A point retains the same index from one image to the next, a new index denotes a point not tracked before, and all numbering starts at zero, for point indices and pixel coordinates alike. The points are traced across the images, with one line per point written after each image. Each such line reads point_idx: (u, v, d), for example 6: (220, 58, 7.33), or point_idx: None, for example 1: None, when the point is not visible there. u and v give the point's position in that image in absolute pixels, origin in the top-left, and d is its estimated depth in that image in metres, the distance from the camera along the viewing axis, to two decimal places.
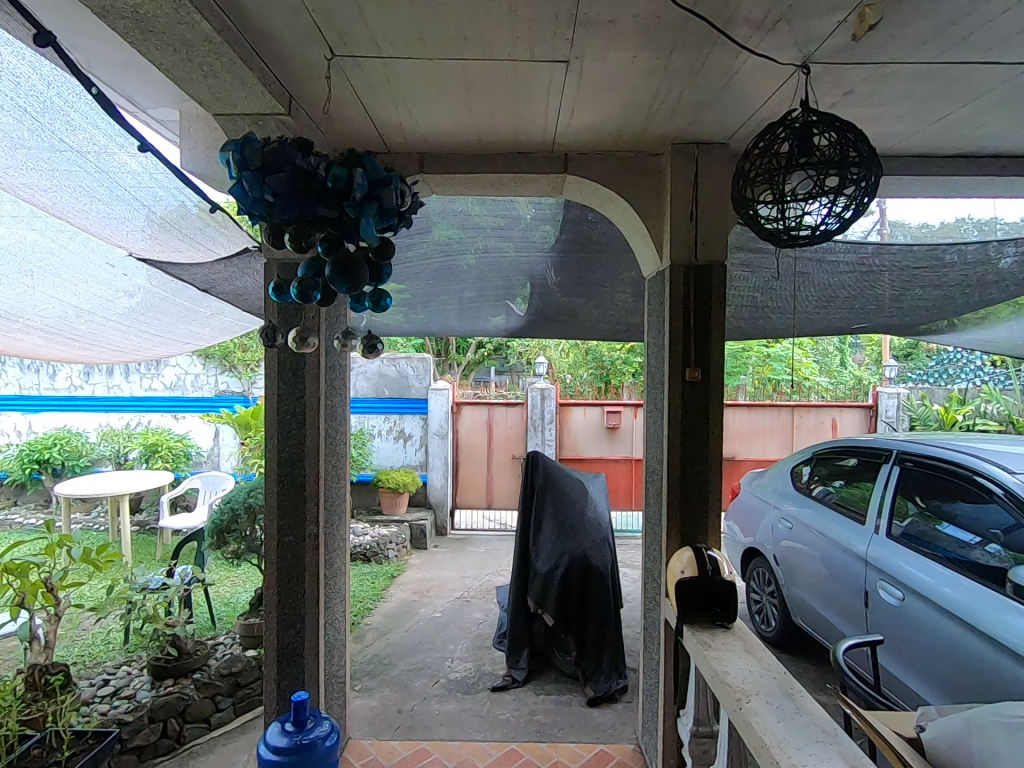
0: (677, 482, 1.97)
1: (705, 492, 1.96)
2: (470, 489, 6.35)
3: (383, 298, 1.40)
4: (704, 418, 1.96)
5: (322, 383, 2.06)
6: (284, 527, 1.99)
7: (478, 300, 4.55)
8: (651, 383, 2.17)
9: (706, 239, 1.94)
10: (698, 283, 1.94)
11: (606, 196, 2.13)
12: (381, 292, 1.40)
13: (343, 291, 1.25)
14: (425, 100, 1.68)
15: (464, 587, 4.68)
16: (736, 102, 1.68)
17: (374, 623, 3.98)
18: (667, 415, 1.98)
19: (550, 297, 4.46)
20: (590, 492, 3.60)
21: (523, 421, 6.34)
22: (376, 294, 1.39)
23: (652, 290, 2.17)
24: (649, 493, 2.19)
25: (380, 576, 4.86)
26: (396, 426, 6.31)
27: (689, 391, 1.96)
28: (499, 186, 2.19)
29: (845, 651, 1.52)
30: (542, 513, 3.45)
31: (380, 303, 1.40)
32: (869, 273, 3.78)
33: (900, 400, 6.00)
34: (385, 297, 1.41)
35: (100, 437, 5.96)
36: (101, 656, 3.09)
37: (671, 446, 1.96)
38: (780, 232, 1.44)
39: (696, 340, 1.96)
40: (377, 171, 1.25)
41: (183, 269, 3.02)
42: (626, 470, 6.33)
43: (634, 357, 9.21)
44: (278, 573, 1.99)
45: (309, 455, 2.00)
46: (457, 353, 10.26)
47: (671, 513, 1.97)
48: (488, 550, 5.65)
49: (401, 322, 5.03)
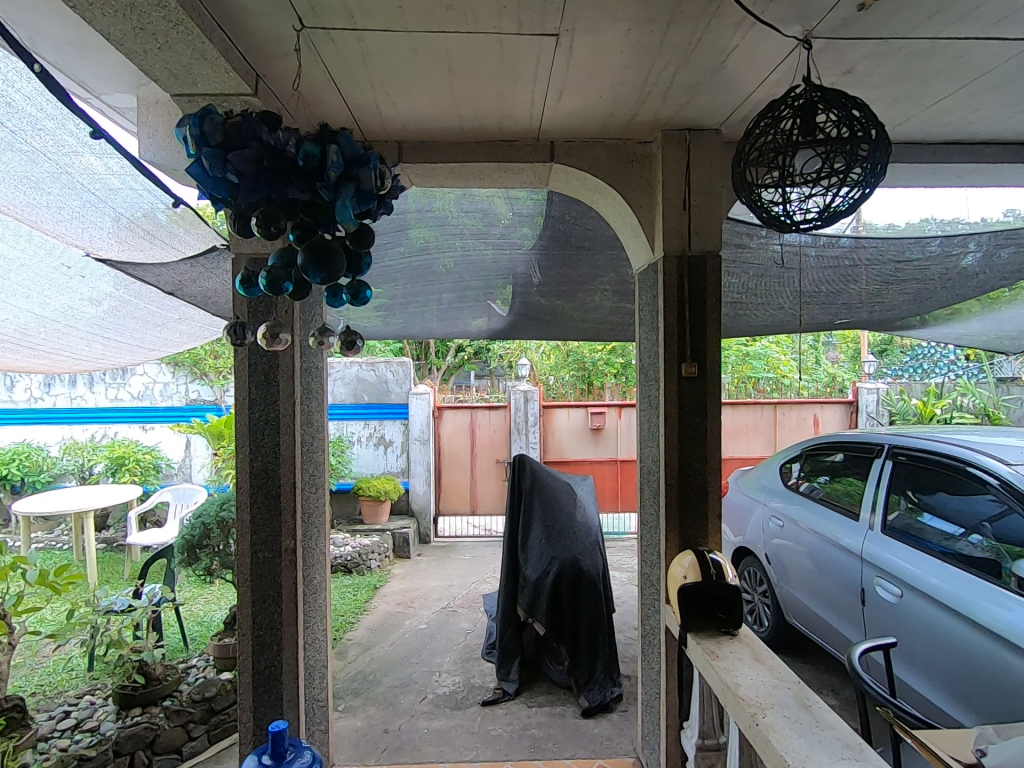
0: (675, 483, 1.88)
1: (704, 494, 1.88)
2: (454, 495, 6.21)
3: (364, 289, 1.30)
4: (702, 415, 1.88)
5: (297, 387, 1.92)
6: (258, 543, 1.85)
7: (457, 300, 4.42)
8: (645, 381, 2.09)
9: (699, 230, 1.86)
10: (692, 274, 1.87)
11: (595, 187, 2.04)
12: (361, 282, 1.30)
13: (316, 282, 1.13)
14: (404, 81, 1.57)
15: (449, 596, 4.54)
16: (731, 82, 1.60)
17: (357, 638, 3.81)
18: (662, 414, 1.90)
19: (533, 298, 4.37)
20: (579, 495, 3.52)
21: (506, 424, 6.23)
22: (355, 284, 1.29)
23: (643, 283, 2.09)
24: (643, 497, 2.10)
25: (362, 587, 4.69)
26: (376, 432, 6.12)
27: (685, 387, 1.88)
28: (482, 176, 2.09)
29: (861, 655, 1.45)
30: (530, 517, 3.35)
31: (361, 295, 1.30)
32: (853, 269, 3.77)
33: (879, 395, 6.05)
34: (367, 289, 1.31)
35: (62, 450, 5.67)
36: (62, 686, 2.88)
37: (668, 445, 1.87)
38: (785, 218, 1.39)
39: (692, 334, 1.87)
40: (353, 148, 1.13)
41: (147, 270, 2.85)
42: (612, 472, 6.28)
43: (615, 357, 9.20)
44: (253, 592, 1.85)
45: (285, 464, 1.86)
46: (437, 358, 10.17)
47: (669, 516, 1.88)
48: (473, 557, 5.52)
49: (380, 325, 4.89)
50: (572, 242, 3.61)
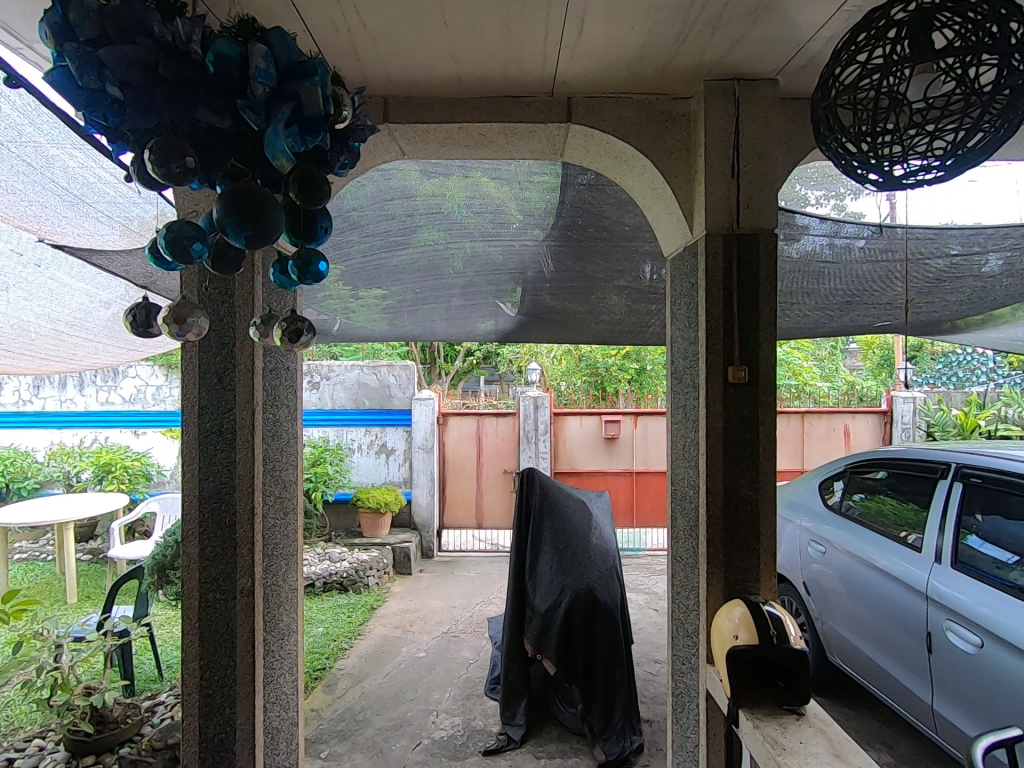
0: (718, 513, 1.53)
1: (755, 528, 1.53)
2: (459, 507, 5.87)
3: (316, 261, 0.97)
4: (754, 431, 1.53)
5: (258, 392, 1.58)
6: (207, 582, 1.52)
7: (461, 298, 4.08)
8: (678, 388, 1.74)
9: (750, 203, 1.52)
10: (742, 256, 1.52)
11: (620, 154, 1.70)
12: (312, 253, 0.97)
13: (242, 245, 0.82)
14: (382, 5, 1.24)
15: (452, 620, 4.19)
16: (800, 7, 1.26)
17: (348, 668, 3.47)
18: (702, 430, 1.55)
19: (544, 299, 4.03)
20: (593, 514, 3.17)
21: (515, 432, 5.89)
22: (303, 256, 0.96)
23: (677, 272, 1.75)
24: (676, 527, 1.75)
25: (358, 608, 4.35)
26: (377, 440, 5.80)
27: (732, 397, 1.52)
28: (486, 141, 1.76)
29: (984, 751, 1.09)
30: (539, 539, 3.00)
31: (312, 269, 0.97)
32: (902, 266, 3.38)
33: (916, 405, 5.64)
34: (321, 262, 0.98)
35: (49, 456, 5.42)
36: (12, 727, 2.57)
37: (710, 466, 1.52)
38: (895, 175, 1.08)
39: (742, 332, 1.52)
40: (291, 55, 0.81)
41: (112, 261, 2.55)
42: (626, 484, 5.92)
43: (629, 363, 8.85)
44: (201, 643, 1.51)
45: (241, 486, 1.53)
46: (445, 361, 10.06)
47: (711, 554, 1.52)
48: (479, 575, 5.17)
49: (381, 327, 4.58)
50: (588, 235, 3.26)
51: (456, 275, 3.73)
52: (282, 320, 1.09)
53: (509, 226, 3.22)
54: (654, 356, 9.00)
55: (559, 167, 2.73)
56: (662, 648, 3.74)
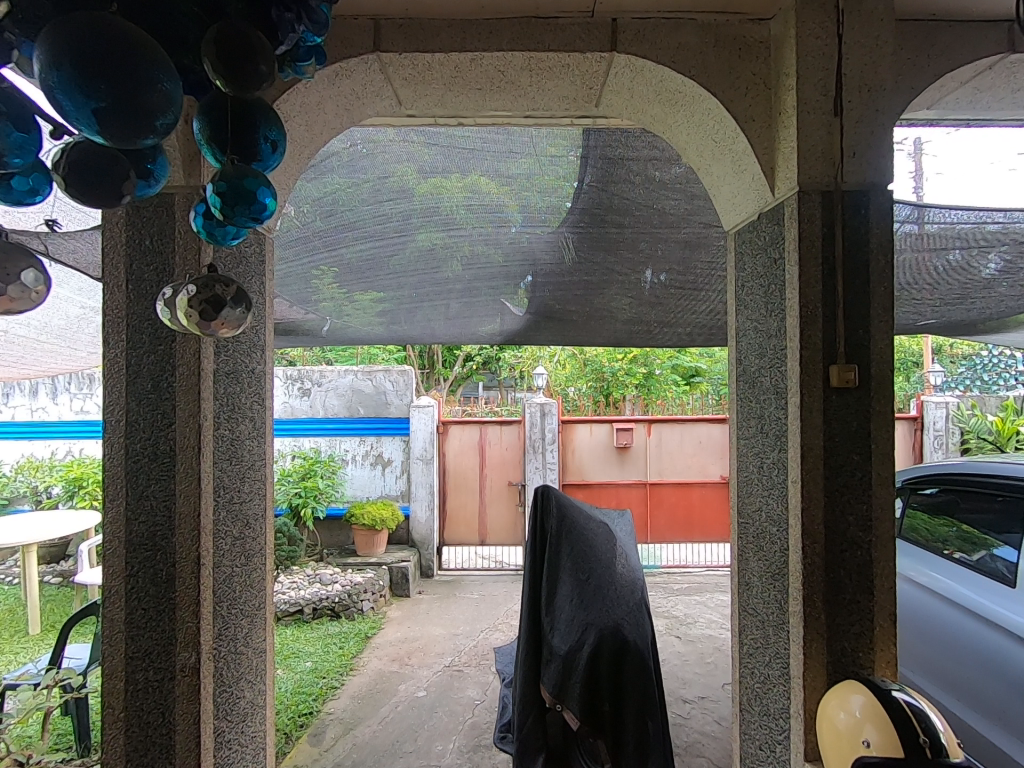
0: (821, 558, 1.15)
1: (868, 580, 1.15)
2: (460, 523, 5.48)
3: (253, 184, 0.59)
4: (864, 452, 1.15)
5: (213, 402, 1.20)
6: (135, 657, 1.14)
7: (463, 299, 3.73)
8: (749, 395, 1.37)
9: (856, 149, 1.15)
10: (847, 218, 1.15)
11: (677, 95, 1.33)
12: (243, 170, 0.59)
13: (98, 137, 0.45)
14: None
15: (455, 651, 3.79)
16: None
17: (338, 712, 3.07)
18: (793, 451, 1.17)
19: (556, 300, 3.67)
20: (617, 538, 2.79)
21: (520, 441, 5.51)
22: (229, 174, 0.58)
23: (746, 248, 1.38)
24: (749, 571, 1.37)
25: (351, 637, 3.95)
26: (373, 450, 5.40)
27: (837, 408, 1.15)
28: (503, 81, 1.39)
29: None
30: (557, 568, 2.63)
31: (249, 197, 0.59)
32: (959, 256, 3.01)
33: (949, 411, 5.28)
34: (262, 186, 0.60)
35: (16, 470, 5.03)
36: None
37: (808, 497, 1.15)
38: None
39: (847, 319, 1.15)
40: None
41: (57, 248, 2.17)
42: (639, 498, 5.53)
43: (636, 367, 8.49)
44: (130, 737, 1.13)
45: (183, 527, 1.14)
46: (444, 367, 9.82)
47: (809, 615, 1.14)
48: (483, 597, 4.77)
49: (376, 330, 4.21)
50: (603, 231, 2.91)
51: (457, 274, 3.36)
52: (196, 284, 0.83)
53: (518, 220, 2.88)
54: (662, 360, 8.67)
55: (573, 153, 2.39)
56: (691, 684, 3.35)
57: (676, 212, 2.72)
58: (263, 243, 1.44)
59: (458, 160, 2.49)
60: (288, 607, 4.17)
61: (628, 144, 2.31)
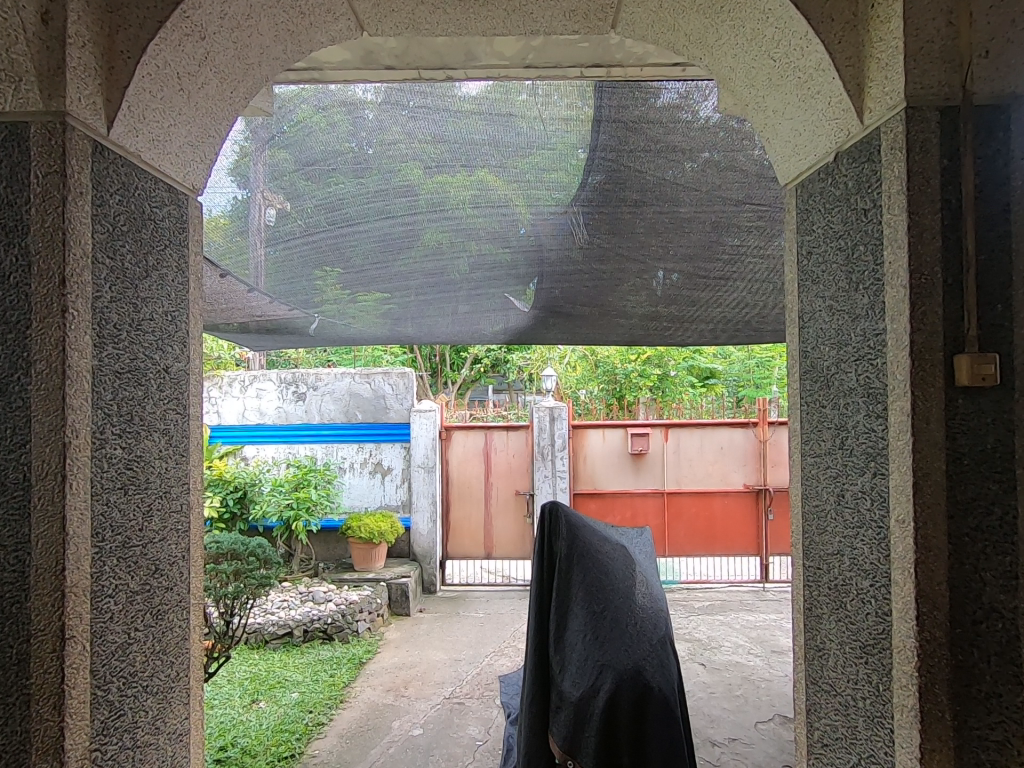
0: (946, 633, 0.80)
1: (1014, 664, 0.80)
2: (464, 535, 5.15)
3: None
4: (1006, 481, 0.80)
5: (96, 412, 0.88)
6: None
7: (464, 298, 3.42)
8: (822, 397, 1.03)
9: (988, 47, 0.82)
10: (978, 146, 0.81)
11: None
12: None
13: None
14: None
15: (455, 681, 3.46)
16: None
17: (324, 753, 2.75)
18: (900, 477, 0.83)
19: (565, 298, 3.35)
20: (636, 562, 2.43)
21: (528, 447, 5.18)
22: None
23: (815, 203, 1.04)
24: (824, 634, 1.03)
25: (342, 663, 3.63)
26: (372, 457, 5.10)
27: (965, 417, 0.81)
28: None
29: None
30: (567, 598, 2.27)
31: None
32: None
33: None
34: None
35: None
36: None
37: (926, 544, 0.80)
38: None
39: (979, 291, 0.81)
40: None
41: None
42: (656, 508, 5.16)
43: (650, 368, 8.13)
44: None
45: (36, 590, 0.81)
46: (452, 370, 9.57)
47: (929, 716, 0.79)
48: (488, 618, 4.43)
49: (369, 331, 3.89)
50: (617, 221, 2.60)
51: (455, 270, 3.05)
52: None
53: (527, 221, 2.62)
54: (677, 361, 8.31)
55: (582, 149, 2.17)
56: (719, 723, 2.99)
57: (701, 195, 2.39)
58: (185, 208, 1.13)
59: (463, 158, 2.24)
60: (275, 630, 3.84)
61: (647, 106, 1.98)
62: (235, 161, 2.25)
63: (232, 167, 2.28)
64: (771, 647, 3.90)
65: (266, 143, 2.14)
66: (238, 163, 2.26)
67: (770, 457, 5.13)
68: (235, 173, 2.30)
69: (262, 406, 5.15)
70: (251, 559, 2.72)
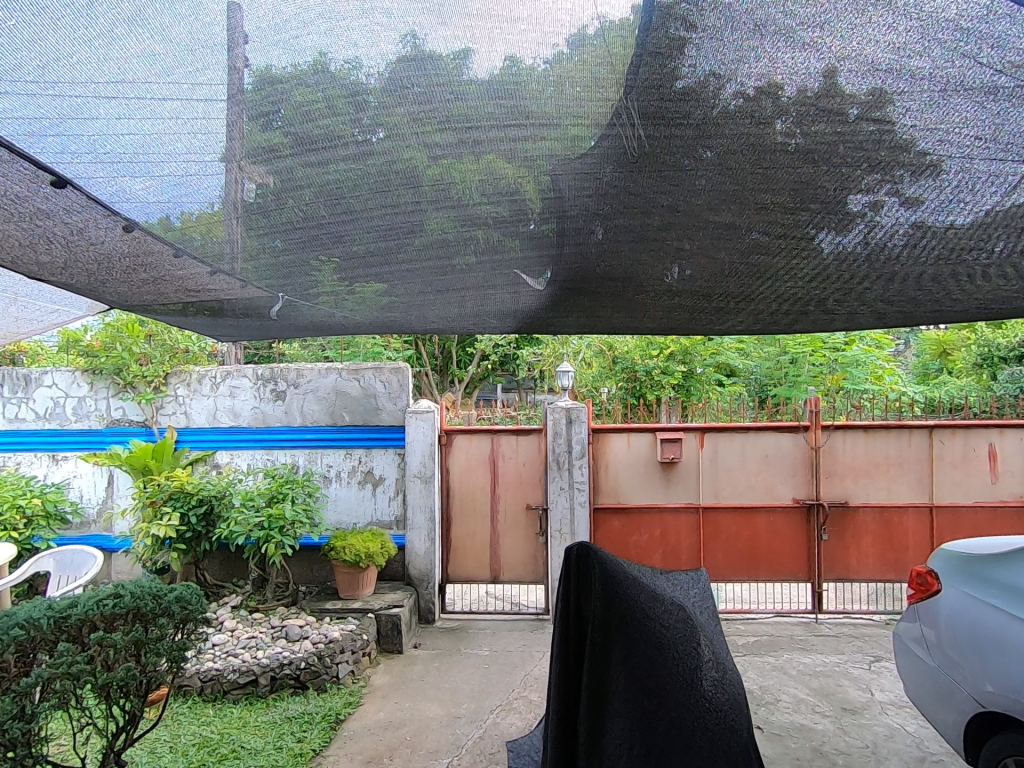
0: None
1: None
2: (467, 555, 4.49)
3: None
4: None
5: None
6: None
7: (465, 287, 2.74)
8: None
9: None
10: None
11: None
12: None
13: None
14: None
15: (452, 751, 2.78)
16: None
17: None
18: None
19: (590, 284, 2.68)
20: (696, 618, 1.72)
21: (541, 454, 4.49)
22: None
23: None
24: None
25: (315, 720, 2.98)
26: (361, 465, 4.45)
27: None
28: None
29: None
30: (605, 686, 1.59)
31: None
32: None
33: None
34: None
35: None
36: None
37: None
38: None
39: None
40: None
41: None
42: (690, 527, 4.46)
43: (675, 366, 7.35)
44: None
45: None
46: (459, 368, 8.97)
47: None
48: (494, 657, 3.76)
49: (354, 322, 3.23)
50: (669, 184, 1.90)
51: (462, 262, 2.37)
52: None
53: (538, 211, 1.94)
54: (703, 357, 7.54)
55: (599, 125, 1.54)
56: None
57: (792, 160, 1.69)
58: None
59: (463, 129, 1.52)
60: (237, 678, 3.19)
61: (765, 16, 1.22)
62: (123, 84, 1.28)
63: (117, 94, 1.30)
64: (840, 702, 3.19)
65: (245, 114, 1.40)
66: (130, 90, 1.29)
67: (824, 468, 4.42)
68: (129, 105, 1.34)
69: (236, 406, 4.49)
70: (163, 620, 2.10)
